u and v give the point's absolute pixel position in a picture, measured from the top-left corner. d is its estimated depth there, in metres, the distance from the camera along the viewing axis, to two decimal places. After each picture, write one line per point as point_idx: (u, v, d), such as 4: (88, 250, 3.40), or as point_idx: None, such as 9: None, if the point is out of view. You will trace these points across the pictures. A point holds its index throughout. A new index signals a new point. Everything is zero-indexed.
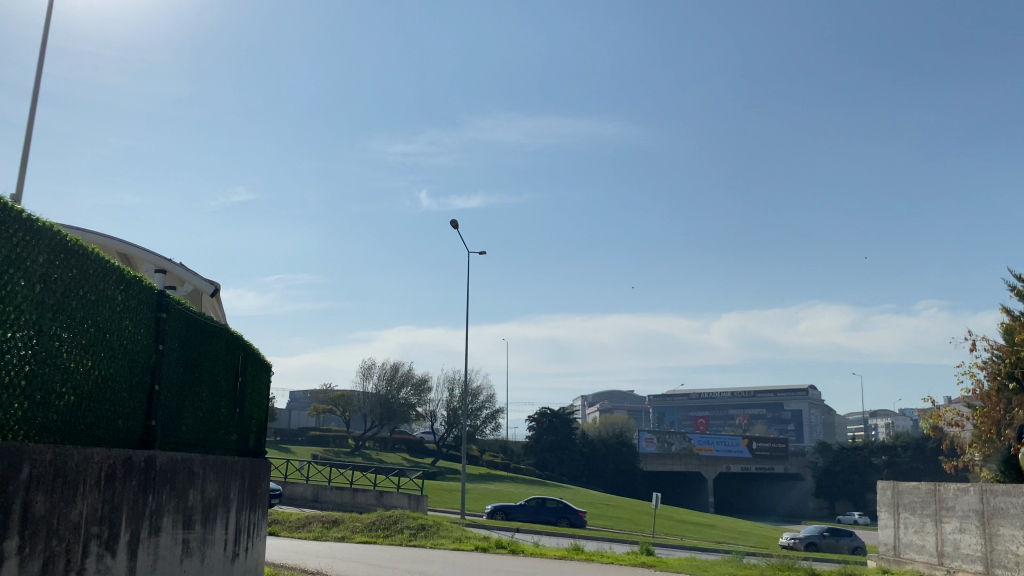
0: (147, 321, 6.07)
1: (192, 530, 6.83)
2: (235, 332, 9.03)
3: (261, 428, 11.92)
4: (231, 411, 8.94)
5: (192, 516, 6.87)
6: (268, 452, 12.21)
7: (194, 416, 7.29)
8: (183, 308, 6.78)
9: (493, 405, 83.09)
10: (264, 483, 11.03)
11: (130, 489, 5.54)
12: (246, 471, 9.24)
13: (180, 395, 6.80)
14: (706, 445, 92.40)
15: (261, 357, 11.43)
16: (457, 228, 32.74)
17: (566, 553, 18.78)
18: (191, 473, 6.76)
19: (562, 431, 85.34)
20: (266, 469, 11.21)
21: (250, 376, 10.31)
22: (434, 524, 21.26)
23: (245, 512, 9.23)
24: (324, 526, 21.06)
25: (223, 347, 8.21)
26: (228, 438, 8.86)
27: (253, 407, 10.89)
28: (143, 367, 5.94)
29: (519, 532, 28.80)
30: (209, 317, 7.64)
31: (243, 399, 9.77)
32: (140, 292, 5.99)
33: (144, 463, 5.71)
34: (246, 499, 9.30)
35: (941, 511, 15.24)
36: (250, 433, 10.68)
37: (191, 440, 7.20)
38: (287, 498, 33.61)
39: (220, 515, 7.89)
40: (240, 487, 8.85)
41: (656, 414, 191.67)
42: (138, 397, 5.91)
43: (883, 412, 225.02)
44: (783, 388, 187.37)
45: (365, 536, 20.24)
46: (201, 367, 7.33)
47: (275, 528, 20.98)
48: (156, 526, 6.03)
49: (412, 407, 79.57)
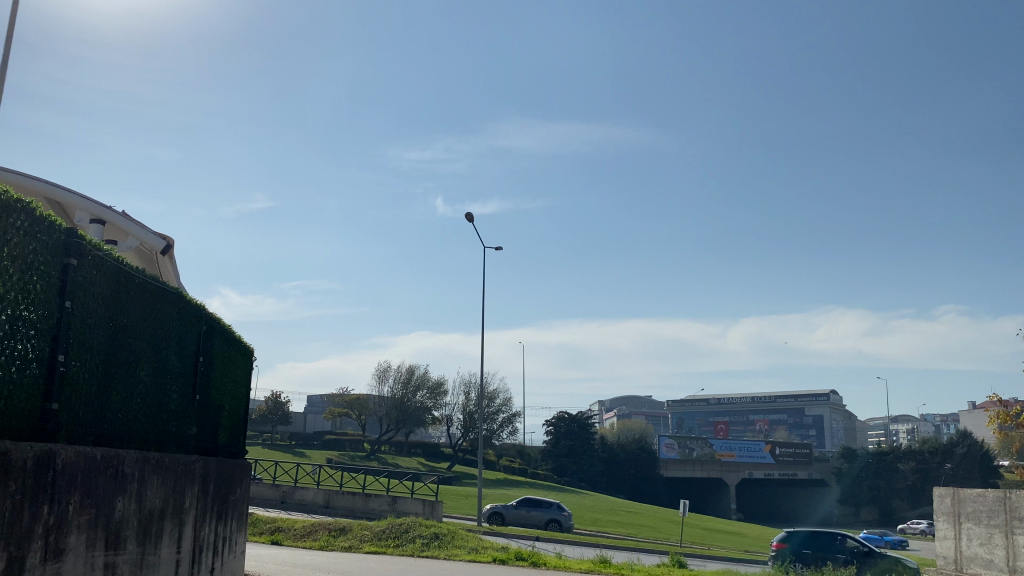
0: (46, 272, 5.01)
1: (118, 555, 5.56)
2: (194, 298, 7.84)
3: (236, 426, 10.54)
4: (188, 400, 7.67)
5: (122, 532, 5.61)
6: (242, 452, 10.78)
7: (128, 396, 6.10)
8: (103, 255, 5.68)
9: (510, 409, 81.69)
10: (239, 488, 9.67)
11: (10, 496, 4.28)
12: (213, 470, 8.00)
13: (103, 379, 5.67)
14: (728, 451, 90.03)
15: (236, 341, 10.17)
16: (472, 220, 31.76)
17: (593, 566, 17.22)
18: (120, 479, 5.53)
19: (581, 436, 83.29)
20: (241, 471, 9.84)
21: (219, 363, 9.02)
22: (449, 533, 19.79)
23: (209, 525, 7.87)
24: (330, 535, 19.63)
25: (175, 319, 7.05)
26: (184, 431, 7.56)
27: (225, 393, 9.63)
28: (31, 333, 4.78)
29: (539, 542, 27.24)
30: (146, 279, 6.48)
31: (207, 388, 8.49)
32: (33, 226, 4.93)
33: (31, 462, 4.44)
34: (211, 508, 7.94)
35: (1013, 522, 13.59)
36: (221, 428, 9.43)
37: (120, 429, 5.98)
38: (297, 504, 32.15)
39: (171, 523, 6.58)
40: (201, 491, 7.50)
41: (675, 420, 189.22)
42: (22, 363, 4.71)
43: (907, 416, 221.57)
44: (805, 394, 184.40)
45: (374, 546, 18.79)
46: (137, 336, 6.19)
47: (278, 536, 19.62)
48: (58, 547, 4.79)
49: (428, 410, 77.68)
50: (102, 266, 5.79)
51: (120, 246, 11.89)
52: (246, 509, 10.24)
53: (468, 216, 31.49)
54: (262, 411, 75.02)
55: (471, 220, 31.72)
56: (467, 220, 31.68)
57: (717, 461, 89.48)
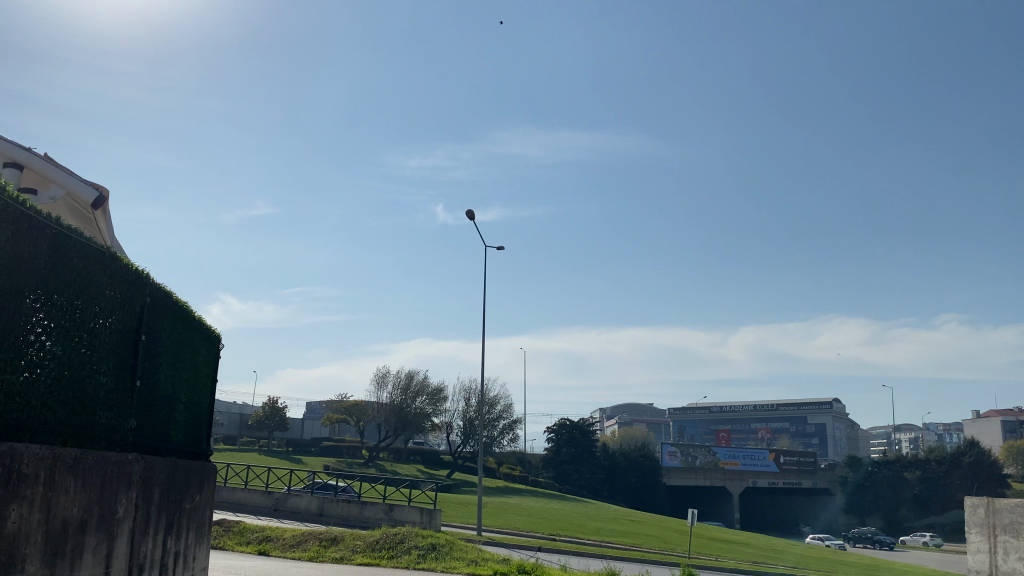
0: None
1: (17, 569, 5.30)
2: (133, 263, 7.57)
3: (197, 421, 10.33)
4: (125, 386, 7.49)
5: (20, 548, 5.35)
6: (202, 449, 10.56)
7: (40, 368, 5.86)
8: (8, 201, 5.43)
9: (510, 415, 80.66)
10: (197, 491, 9.42)
11: None
12: (156, 477, 7.78)
13: (9, 369, 5.39)
14: (732, 460, 88.91)
15: (201, 326, 10.01)
16: (474, 217, 30.91)
17: None
18: (15, 482, 5.25)
19: (583, 443, 81.86)
20: (201, 470, 9.61)
21: (170, 352, 8.78)
22: (447, 543, 18.70)
23: (147, 534, 7.60)
24: (321, 545, 18.56)
25: (98, 290, 6.78)
26: (118, 423, 7.31)
27: (182, 383, 9.40)
28: None
29: (542, 553, 26.31)
30: (69, 239, 6.21)
31: (154, 371, 8.25)
32: None
33: None
34: (150, 512, 7.66)
35: None
36: (174, 421, 9.20)
37: (27, 415, 5.68)
38: (290, 512, 31.08)
39: (93, 535, 6.38)
40: (136, 492, 7.27)
41: (677, 429, 187.83)
42: None
43: (909, 425, 220.38)
44: (808, 401, 182.69)
45: (366, 557, 17.77)
46: (50, 303, 5.91)
47: (266, 546, 18.60)
48: None
49: (428, 416, 76.55)
50: (10, 209, 5.52)
51: (44, 198, 11.84)
52: (207, 515, 10.00)
53: (468, 214, 30.74)
54: (258, 417, 73.82)
55: (471, 217, 30.84)
56: (470, 217, 30.88)
57: (719, 469, 88.44)
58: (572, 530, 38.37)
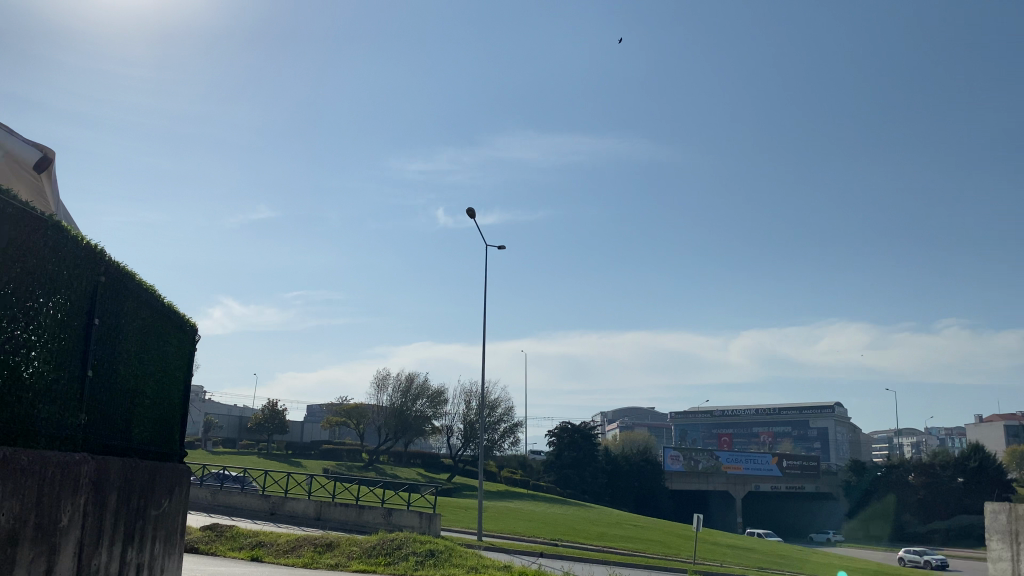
0: None
1: None
2: (80, 238, 7.14)
3: (167, 421, 9.80)
4: (74, 376, 7.05)
5: None
6: (173, 450, 9.99)
7: None
8: None
9: (511, 418, 79.95)
10: (163, 492, 8.86)
11: None
12: (112, 479, 7.29)
13: None
14: (734, 463, 88.08)
15: (169, 316, 9.47)
16: (474, 215, 30.33)
17: None
18: None
19: (584, 447, 81.12)
20: (171, 473, 9.09)
21: (129, 341, 8.25)
22: (446, 549, 18.13)
23: (100, 542, 7.08)
24: (316, 551, 17.97)
25: (34, 268, 6.35)
26: (64, 417, 6.85)
27: (147, 376, 8.90)
28: None
29: (543, 558, 25.64)
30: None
31: (110, 361, 7.80)
32: None
33: None
34: (102, 515, 7.18)
35: None
36: (138, 418, 8.70)
37: None
38: (287, 515, 30.52)
39: (28, 547, 5.91)
40: (85, 499, 6.78)
41: (679, 433, 187.34)
42: None
43: (911, 429, 220.16)
44: (809, 405, 182.19)
45: (362, 564, 17.17)
46: None
47: (258, 552, 18.01)
48: None
49: (428, 419, 75.77)
50: None
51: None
52: (178, 520, 9.45)
53: (468, 212, 30.19)
54: (258, 419, 73.25)
55: (471, 215, 30.30)
56: (470, 214, 30.32)
57: (722, 473, 87.73)
58: (574, 535, 37.72)
